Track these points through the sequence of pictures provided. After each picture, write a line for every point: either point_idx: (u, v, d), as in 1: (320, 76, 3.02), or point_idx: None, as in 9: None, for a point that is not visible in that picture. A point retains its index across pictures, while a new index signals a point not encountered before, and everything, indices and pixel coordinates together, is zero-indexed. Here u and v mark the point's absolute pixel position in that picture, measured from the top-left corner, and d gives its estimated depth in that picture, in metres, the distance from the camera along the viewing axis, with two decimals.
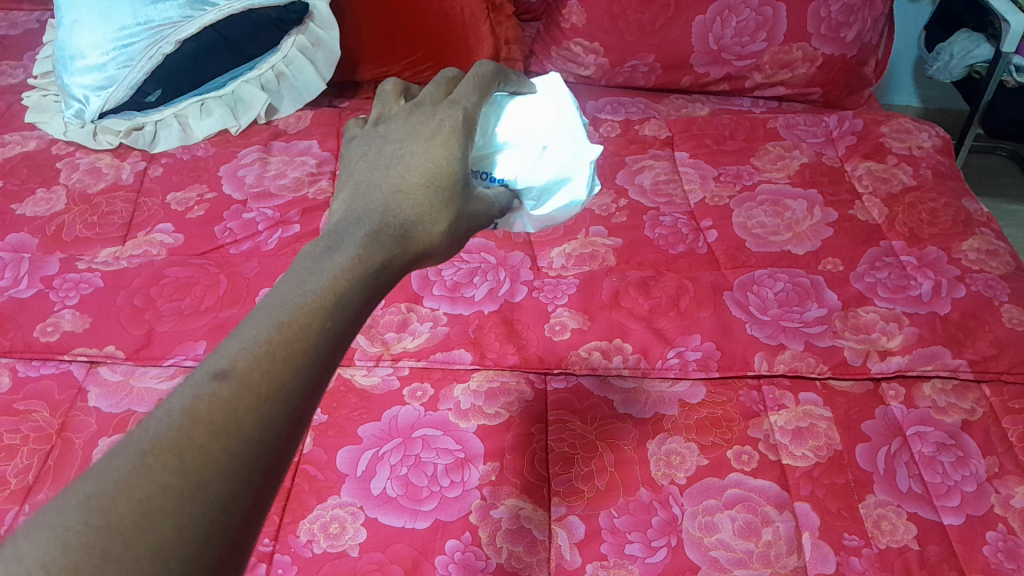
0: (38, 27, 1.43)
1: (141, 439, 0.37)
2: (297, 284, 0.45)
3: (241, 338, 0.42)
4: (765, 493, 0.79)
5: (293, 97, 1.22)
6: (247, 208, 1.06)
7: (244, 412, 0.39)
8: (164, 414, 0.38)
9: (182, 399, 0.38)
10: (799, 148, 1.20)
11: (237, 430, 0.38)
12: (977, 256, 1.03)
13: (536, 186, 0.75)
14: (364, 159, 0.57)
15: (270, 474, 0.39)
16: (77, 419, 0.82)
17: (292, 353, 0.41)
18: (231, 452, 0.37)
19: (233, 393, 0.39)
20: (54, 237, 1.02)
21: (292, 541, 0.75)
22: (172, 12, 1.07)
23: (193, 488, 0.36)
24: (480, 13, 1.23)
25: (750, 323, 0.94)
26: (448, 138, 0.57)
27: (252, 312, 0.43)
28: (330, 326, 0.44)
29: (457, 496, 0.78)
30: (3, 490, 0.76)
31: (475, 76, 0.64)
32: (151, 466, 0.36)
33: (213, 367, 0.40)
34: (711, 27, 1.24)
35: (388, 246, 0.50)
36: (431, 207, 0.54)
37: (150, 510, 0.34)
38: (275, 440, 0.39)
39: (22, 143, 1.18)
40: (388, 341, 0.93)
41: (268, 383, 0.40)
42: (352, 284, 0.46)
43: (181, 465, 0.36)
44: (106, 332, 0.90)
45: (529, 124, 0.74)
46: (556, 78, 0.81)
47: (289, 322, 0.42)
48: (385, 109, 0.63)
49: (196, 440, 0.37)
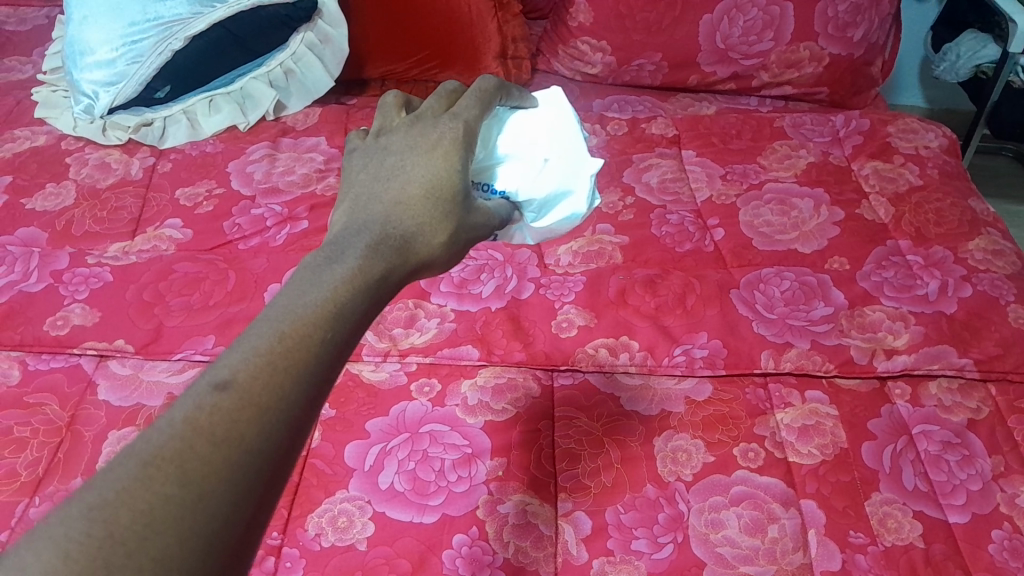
0: (46, 23, 1.43)
1: (143, 449, 0.37)
2: (298, 295, 0.45)
3: (242, 349, 0.42)
4: (771, 491, 0.79)
5: (301, 93, 1.22)
6: (255, 204, 1.06)
7: (245, 423, 0.39)
8: (166, 425, 0.38)
9: (184, 409, 0.39)
10: (806, 147, 1.20)
11: (238, 440, 0.38)
12: (983, 256, 1.04)
13: (536, 199, 0.75)
14: (365, 170, 0.57)
15: (270, 483, 0.39)
16: (87, 413, 0.82)
17: (292, 364, 0.42)
18: (232, 462, 0.38)
19: (234, 404, 0.39)
20: (64, 232, 1.03)
21: (300, 535, 0.75)
22: (182, 9, 1.07)
23: (194, 498, 0.36)
24: (487, 11, 1.23)
25: (756, 322, 0.95)
26: (449, 151, 0.58)
27: (253, 323, 0.44)
28: (330, 338, 0.44)
29: (464, 491, 0.78)
30: (13, 482, 0.76)
31: (475, 89, 0.64)
32: (153, 476, 0.36)
33: (214, 377, 0.41)
34: (718, 27, 1.25)
35: (388, 257, 0.51)
36: (431, 218, 0.54)
37: (152, 520, 0.35)
38: (276, 449, 0.40)
39: (32, 139, 1.18)
40: (396, 337, 0.93)
41: (269, 394, 0.41)
42: (352, 295, 0.47)
43: (182, 476, 0.36)
44: (116, 326, 0.90)
45: (529, 138, 0.75)
46: (556, 93, 0.81)
47: (290, 334, 0.43)
48: (386, 120, 0.63)
49: (198, 450, 0.37)
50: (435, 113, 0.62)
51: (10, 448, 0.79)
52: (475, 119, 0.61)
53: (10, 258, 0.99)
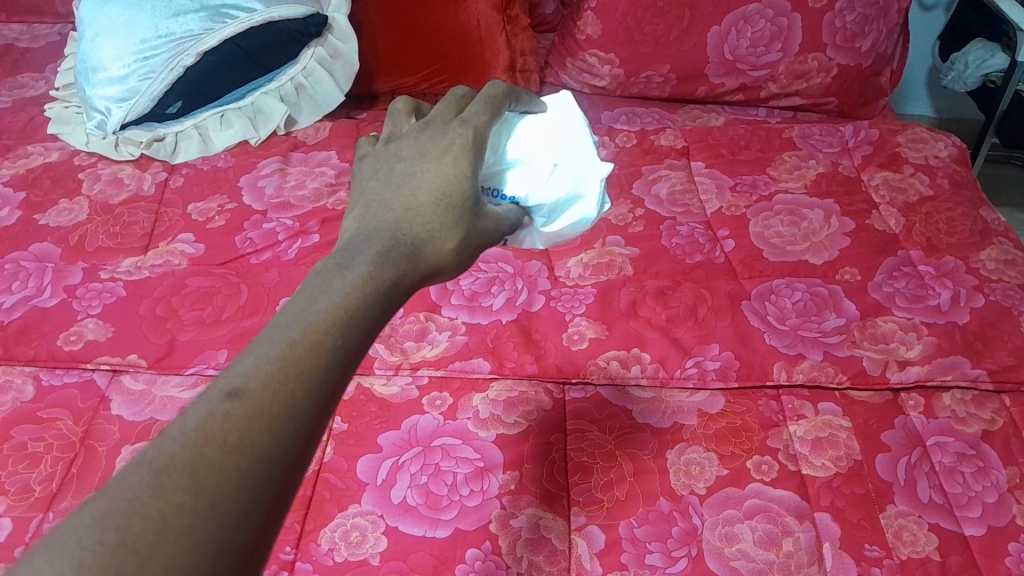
0: (59, 39, 1.45)
1: (155, 456, 0.37)
2: (309, 301, 0.45)
3: (255, 356, 0.42)
4: (785, 503, 0.79)
5: (312, 108, 1.23)
6: (267, 218, 1.07)
7: (257, 430, 0.39)
8: (179, 432, 0.38)
9: (196, 418, 0.39)
10: (815, 158, 1.20)
11: (250, 449, 0.39)
12: (995, 265, 1.03)
13: (548, 205, 0.75)
14: (375, 177, 0.57)
15: (282, 492, 0.39)
16: (101, 428, 0.82)
17: (303, 372, 0.42)
18: (243, 470, 0.38)
19: (245, 412, 0.39)
20: (77, 247, 1.03)
21: (313, 549, 0.75)
22: (194, 25, 1.08)
23: (205, 506, 0.36)
24: (496, 25, 1.24)
25: (769, 333, 0.94)
26: (458, 157, 0.57)
27: (264, 331, 0.44)
28: (340, 344, 0.44)
29: (477, 505, 0.78)
30: (27, 498, 0.77)
31: (485, 95, 0.64)
32: (165, 484, 0.36)
33: (226, 385, 0.41)
34: (727, 38, 1.25)
35: (399, 263, 0.51)
36: (441, 224, 0.54)
37: (164, 529, 0.35)
38: (287, 459, 0.40)
39: (45, 155, 1.19)
40: (408, 350, 0.93)
41: (281, 401, 0.41)
42: (363, 301, 0.46)
43: (194, 484, 0.37)
44: (130, 340, 0.91)
45: (537, 143, 0.75)
46: (568, 96, 0.80)
47: (300, 340, 0.43)
48: (395, 128, 0.63)
49: (209, 458, 0.38)
50: (444, 119, 0.61)
51: (24, 463, 0.79)
52: (485, 125, 0.61)
53: (24, 273, 0.99)
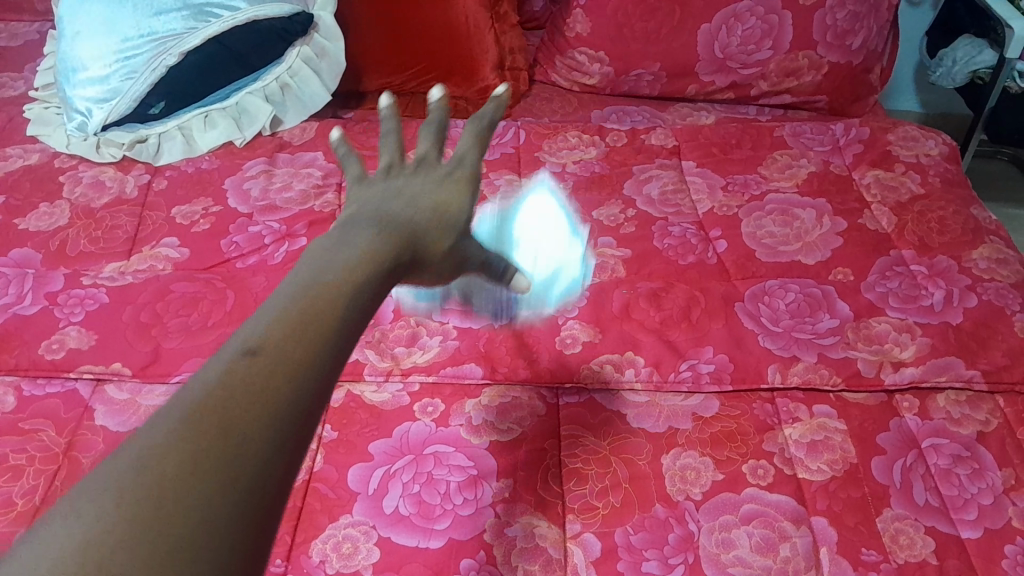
0: (38, 38, 1.42)
1: (181, 403, 0.37)
2: (315, 273, 0.46)
3: (265, 317, 0.42)
4: (781, 508, 0.79)
5: (298, 108, 1.21)
6: (253, 220, 1.05)
7: (278, 377, 0.39)
8: (202, 381, 0.38)
9: (217, 369, 0.39)
10: (807, 156, 1.20)
11: (272, 394, 0.39)
12: (988, 264, 1.03)
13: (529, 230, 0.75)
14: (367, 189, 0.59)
15: (304, 440, 0.39)
16: (85, 439, 0.81)
17: (317, 328, 0.42)
18: (267, 414, 0.38)
19: (264, 364, 0.39)
20: (58, 252, 1.00)
21: (304, 562, 0.73)
22: (177, 23, 1.06)
23: (235, 446, 0.36)
24: (485, 23, 1.23)
25: (762, 336, 0.94)
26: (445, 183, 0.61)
27: (272, 298, 0.44)
28: (348, 309, 0.45)
29: (471, 515, 0.76)
30: (9, 512, 0.75)
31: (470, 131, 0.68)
32: (194, 426, 0.36)
33: (242, 343, 0.41)
34: (717, 35, 1.24)
35: (396, 252, 0.52)
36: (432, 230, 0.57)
37: (198, 464, 0.35)
38: (306, 406, 0.40)
39: (24, 157, 1.16)
40: (399, 356, 0.91)
41: (299, 354, 0.41)
42: (366, 278, 0.48)
43: (222, 425, 0.36)
44: (113, 349, 0.89)
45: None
46: None
47: (310, 302, 0.44)
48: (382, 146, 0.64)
49: (235, 404, 0.37)
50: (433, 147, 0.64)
51: (5, 476, 0.78)
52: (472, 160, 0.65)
53: (4, 279, 0.96)
